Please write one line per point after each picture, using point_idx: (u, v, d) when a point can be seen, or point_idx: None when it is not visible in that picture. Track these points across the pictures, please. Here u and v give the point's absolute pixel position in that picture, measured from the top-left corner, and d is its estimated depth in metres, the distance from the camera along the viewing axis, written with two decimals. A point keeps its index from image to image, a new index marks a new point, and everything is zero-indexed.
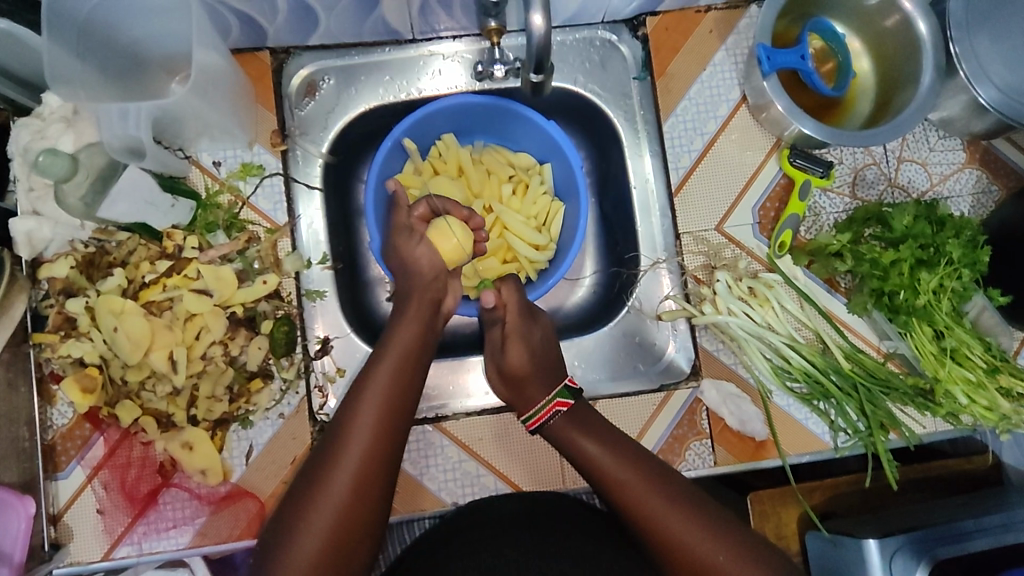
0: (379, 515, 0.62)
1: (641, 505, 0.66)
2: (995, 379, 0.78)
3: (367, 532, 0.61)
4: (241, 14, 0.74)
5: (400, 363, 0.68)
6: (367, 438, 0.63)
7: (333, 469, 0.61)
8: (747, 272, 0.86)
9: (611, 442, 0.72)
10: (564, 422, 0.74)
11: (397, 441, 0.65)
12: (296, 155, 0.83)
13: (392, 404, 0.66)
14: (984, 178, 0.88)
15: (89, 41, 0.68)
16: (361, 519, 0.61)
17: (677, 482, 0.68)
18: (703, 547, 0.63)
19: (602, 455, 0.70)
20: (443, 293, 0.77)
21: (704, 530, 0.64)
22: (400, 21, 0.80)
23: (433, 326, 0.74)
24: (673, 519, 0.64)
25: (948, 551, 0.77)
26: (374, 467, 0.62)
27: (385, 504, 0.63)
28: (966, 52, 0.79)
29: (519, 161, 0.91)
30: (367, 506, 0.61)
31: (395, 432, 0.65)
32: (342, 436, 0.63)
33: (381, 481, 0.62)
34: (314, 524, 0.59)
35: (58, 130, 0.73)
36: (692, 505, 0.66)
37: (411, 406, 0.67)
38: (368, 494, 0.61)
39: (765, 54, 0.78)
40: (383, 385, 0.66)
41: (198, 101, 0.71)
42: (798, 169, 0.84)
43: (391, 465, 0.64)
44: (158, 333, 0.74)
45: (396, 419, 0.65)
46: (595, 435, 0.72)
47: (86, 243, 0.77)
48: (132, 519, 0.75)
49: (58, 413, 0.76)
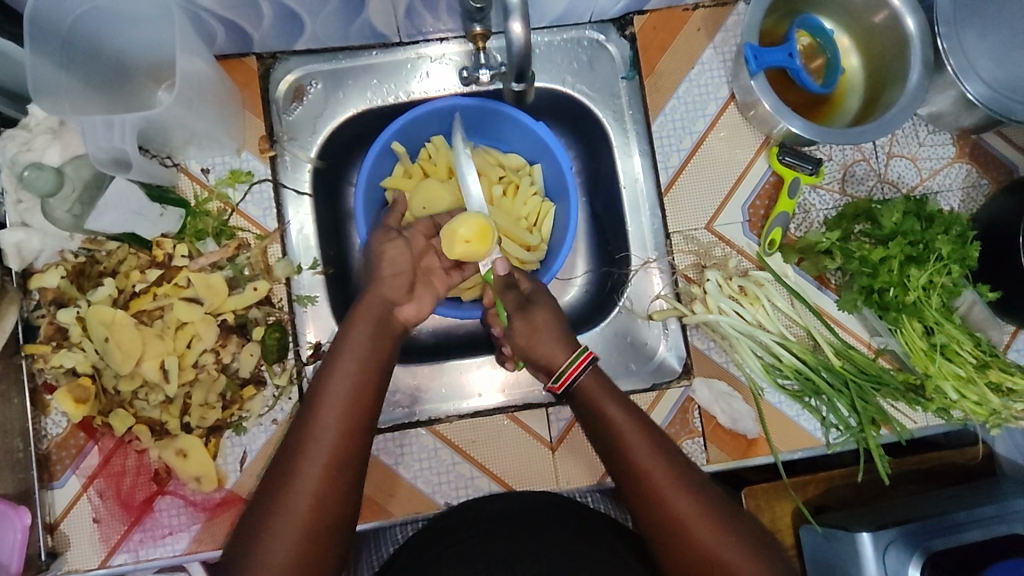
0: (349, 513, 0.60)
1: (656, 478, 0.65)
2: (984, 374, 0.79)
3: (335, 533, 0.59)
4: (226, 21, 0.74)
5: (364, 361, 0.66)
6: (334, 433, 0.61)
7: (301, 464, 0.59)
8: (738, 271, 0.86)
9: (633, 412, 0.70)
10: (592, 383, 0.72)
11: (364, 437, 0.63)
12: (285, 161, 0.83)
13: (358, 398, 0.64)
14: (974, 172, 0.88)
15: (74, 52, 0.68)
16: (332, 518, 0.59)
17: (690, 464, 0.68)
18: (706, 531, 0.62)
19: (626, 423, 0.69)
20: (400, 295, 0.73)
21: (710, 514, 0.63)
22: (386, 25, 0.80)
23: (393, 325, 0.71)
24: (684, 497, 0.64)
25: (942, 542, 0.77)
26: (342, 464, 0.60)
27: (354, 502, 0.61)
28: (954, 48, 0.78)
29: (508, 162, 0.91)
30: (338, 504, 0.59)
31: (363, 427, 0.63)
32: (312, 428, 0.61)
33: (348, 484, 0.60)
34: (285, 520, 0.57)
35: (45, 141, 0.73)
36: (702, 488, 0.65)
37: (375, 404, 0.65)
38: (339, 491, 0.59)
39: (753, 54, 0.78)
40: (349, 379, 0.64)
41: (184, 110, 0.71)
42: (787, 167, 0.84)
43: (359, 464, 0.62)
44: (149, 342, 0.74)
45: (364, 416, 0.63)
46: (619, 402, 0.71)
47: (76, 253, 0.77)
48: (128, 527, 0.76)
49: (53, 423, 0.77)
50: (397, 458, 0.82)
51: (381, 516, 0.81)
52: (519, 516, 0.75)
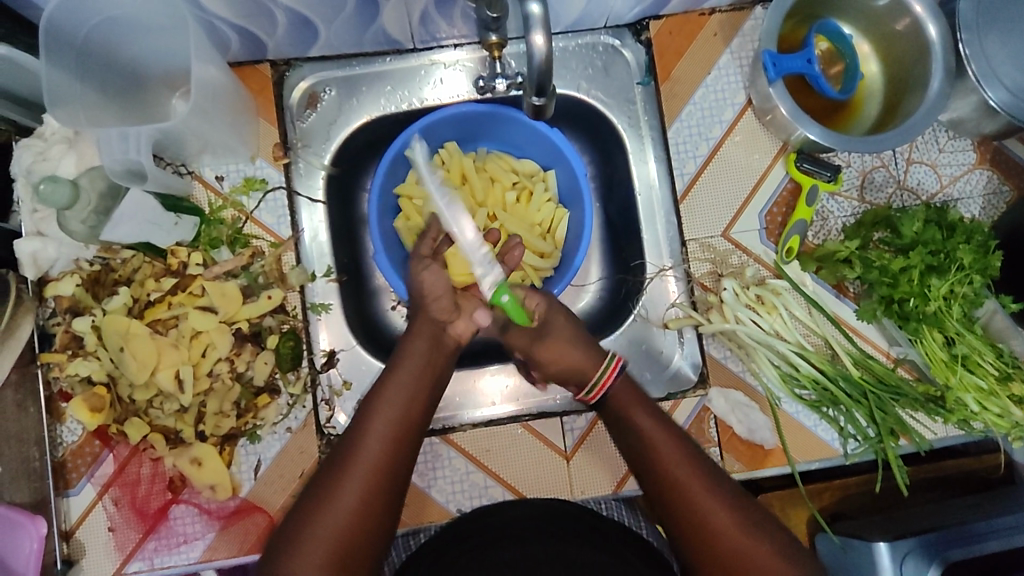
0: (385, 532, 0.63)
1: (685, 485, 0.64)
2: (1007, 386, 0.78)
3: (369, 548, 0.61)
4: (240, 29, 0.73)
5: (411, 382, 0.69)
6: (378, 450, 0.64)
7: (340, 481, 0.62)
8: (755, 279, 0.85)
9: (662, 418, 0.70)
10: (621, 391, 0.72)
11: (408, 458, 0.66)
12: (299, 168, 0.83)
13: (404, 420, 0.67)
14: (995, 179, 0.87)
15: (89, 61, 0.68)
16: (365, 534, 0.61)
17: (704, 455, 0.67)
18: (734, 538, 0.62)
19: (654, 429, 0.68)
20: (453, 315, 0.76)
21: (739, 519, 0.62)
22: (400, 32, 0.79)
23: (444, 348, 0.74)
24: (713, 505, 0.63)
25: (962, 552, 0.76)
26: (383, 479, 0.63)
27: (393, 521, 0.63)
28: (975, 54, 0.77)
29: (522, 168, 0.90)
30: (373, 522, 0.61)
31: (406, 448, 0.66)
32: (354, 446, 0.64)
33: (387, 500, 0.63)
34: (319, 534, 0.59)
35: (60, 151, 0.73)
36: (731, 494, 0.64)
37: (420, 425, 0.68)
38: (375, 509, 0.62)
39: (771, 61, 0.77)
40: (396, 399, 0.67)
41: (197, 120, 0.71)
42: (805, 174, 0.83)
43: (399, 481, 0.64)
44: (164, 352, 0.74)
45: (407, 435, 0.66)
46: (641, 406, 0.70)
47: (92, 262, 0.77)
48: (142, 535, 0.76)
49: (68, 430, 0.77)
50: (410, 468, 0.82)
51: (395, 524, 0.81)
52: (533, 525, 0.74)
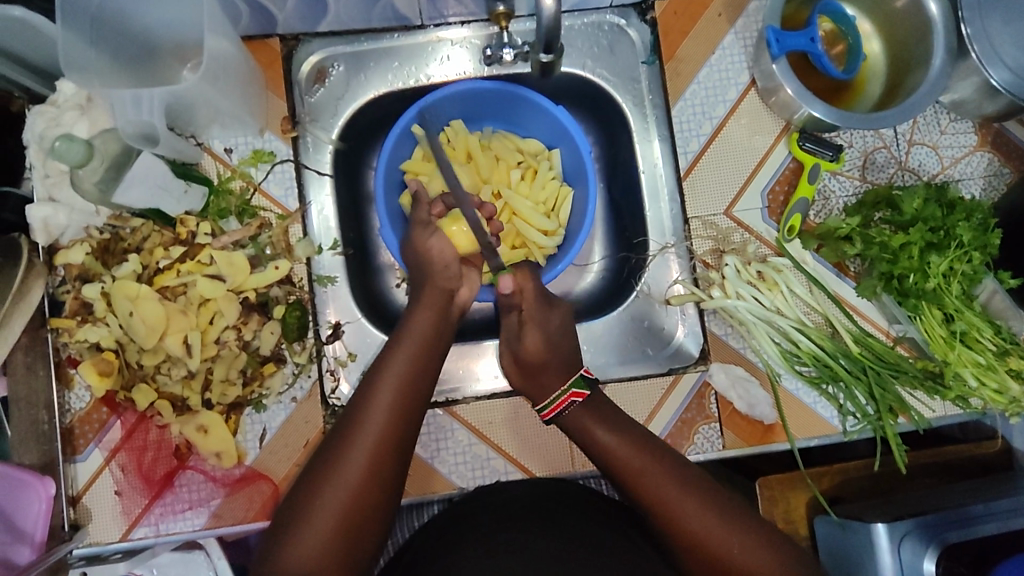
0: (390, 498, 0.64)
1: (657, 495, 0.66)
2: (1005, 361, 0.79)
3: (375, 513, 0.62)
4: (252, 1, 0.75)
5: (416, 350, 0.70)
6: (383, 420, 0.65)
7: (347, 452, 0.62)
8: (757, 256, 0.86)
9: (626, 432, 0.71)
10: (579, 412, 0.74)
11: (411, 429, 0.67)
12: (307, 142, 0.84)
13: (409, 388, 0.68)
14: (996, 162, 0.88)
15: (103, 29, 0.69)
16: (369, 503, 0.62)
17: (679, 462, 0.69)
18: (717, 536, 0.63)
19: (617, 445, 0.70)
20: (457, 282, 0.79)
21: (719, 519, 0.64)
22: (408, 8, 0.81)
23: (449, 318, 0.76)
24: (690, 509, 0.64)
25: (958, 535, 0.77)
26: (388, 444, 0.64)
27: (397, 487, 0.65)
28: (977, 34, 0.78)
29: (527, 147, 0.91)
30: (378, 490, 0.62)
31: (409, 419, 0.67)
32: (357, 419, 0.65)
33: (393, 465, 0.64)
34: (327, 504, 0.60)
35: (73, 117, 0.74)
36: (704, 492, 0.66)
37: (425, 393, 0.69)
38: (380, 478, 0.62)
39: (775, 37, 0.78)
40: (401, 369, 0.68)
41: (210, 88, 0.72)
42: (807, 153, 0.84)
43: (404, 447, 0.65)
44: (173, 317, 0.75)
45: (411, 403, 0.67)
46: (608, 425, 0.72)
47: (101, 230, 0.78)
48: (149, 501, 0.77)
49: (76, 397, 0.77)
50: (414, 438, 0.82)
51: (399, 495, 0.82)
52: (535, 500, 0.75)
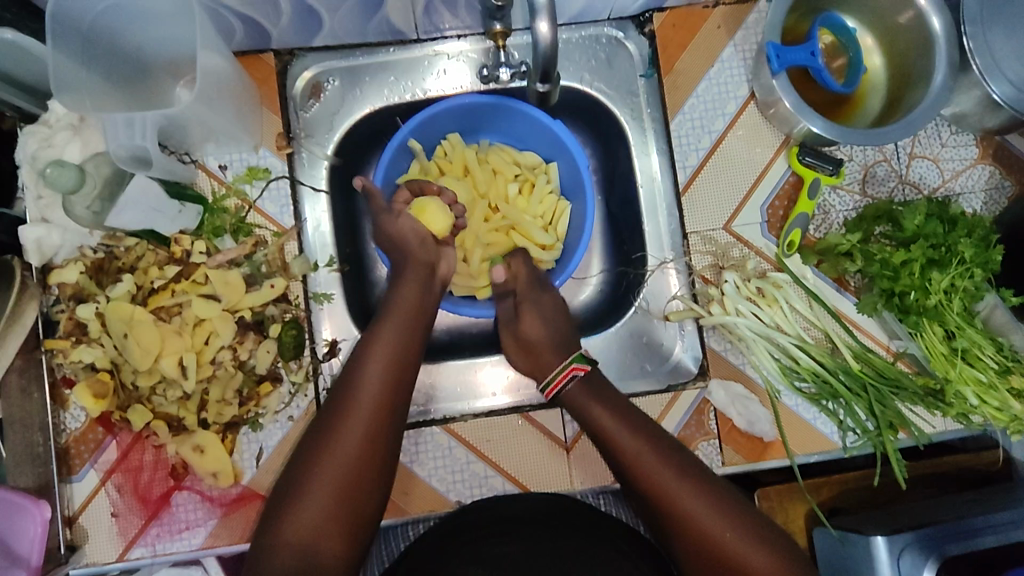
0: (386, 475, 0.65)
1: (652, 477, 0.66)
2: (1007, 379, 0.78)
3: (371, 492, 0.63)
4: (245, 18, 0.74)
5: (404, 321, 0.71)
6: (373, 398, 0.65)
7: (342, 426, 0.64)
8: (756, 272, 0.86)
9: (624, 413, 0.72)
10: (576, 391, 0.75)
11: (404, 407, 0.67)
12: (302, 158, 0.83)
13: (399, 361, 0.68)
14: (997, 174, 0.87)
15: (94, 49, 0.69)
16: (366, 479, 0.63)
17: (677, 448, 0.69)
18: (709, 523, 0.63)
19: (616, 426, 0.70)
20: (438, 257, 0.77)
21: (714, 506, 0.64)
22: (404, 22, 0.79)
23: (434, 290, 0.76)
24: (684, 494, 0.65)
25: (957, 547, 0.74)
26: (382, 419, 0.65)
27: (393, 464, 0.66)
28: (979, 48, 0.77)
29: (524, 160, 0.90)
30: (372, 467, 0.63)
31: (400, 396, 0.67)
32: (350, 397, 0.65)
33: (387, 442, 0.65)
34: (326, 480, 0.61)
35: (65, 138, 0.74)
36: (700, 480, 0.66)
37: (415, 363, 0.70)
38: (375, 457, 0.64)
39: (775, 52, 0.77)
40: (390, 339, 0.69)
41: (203, 108, 0.71)
42: (807, 167, 0.83)
43: (397, 423, 0.66)
44: (168, 339, 0.74)
45: (404, 373, 0.68)
46: (608, 405, 0.72)
47: (95, 249, 0.77)
48: (145, 522, 0.77)
49: (71, 417, 0.77)
50: (412, 455, 0.82)
51: (395, 512, 0.82)
52: (532, 515, 0.74)
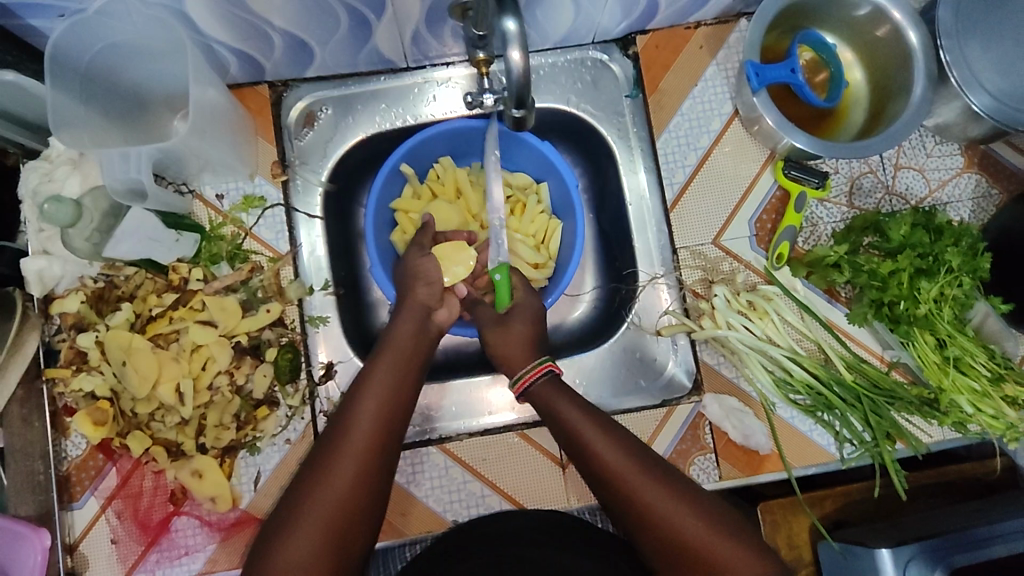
0: (377, 506, 0.65)
1: (624, 479, 0.62)
2: (999, 387, 0.78)
3: (363, 522, 0.63)
4: (238, 52, 0.76)
5: (393, 358, 0.71)
6: (372, 424, 0.66)
7: (336, 458, 0.64)
8: (746, 286, 0.87)
9: (592, 410, 0.68)
10: (545, 386, 0.71)
11: (397, 439, 0.68)
12: (297, 185, 0.85)
13: (394, 395, 0.69)
14: (984, 183, 0.88)
15: (92, 87, 0.71)
16: (359, 505, 0.63)
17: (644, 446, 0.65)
18: (685, 524, 0.59)
19: (581, 422, 0.66)
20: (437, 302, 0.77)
21: (684, 503, 0.60)
22: (393, 51, 0.81)
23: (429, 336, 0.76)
24: (652, 491, 0.61)
25: (963, 558, 0.73)
26: (376, 452, 0.65)
27: (383, 497, 0.66)
28: (956, 60, 0.78)
29: (516, 180, 0.91)
30: (367, 499, 0.63)
31: (396, 425, 0.68)
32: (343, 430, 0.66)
33: (381, 474, 0.65)
34: (316, 510, 0.61)
35: (66, 172, 0.76)
36: (670, 481, 0.62)
37: (411, 397, 0.71)
38: (369, 489, 0.64)
39: (754, 71, 0.78)
40: (385, 376, 0.69)
41: (197, 141, 0.73)
42: (792, 181, 0.84)
43: (389, 457, 0.67)
44: (165, 365, 0.76)
45: (399, 407, 0.69)
46: (572, 399, 0.69)
47: (95, 279, 0.79)
48: (144, 548, 0.77)
49: (72, 445, 0.78)
50: (408, 476, 0.83)
51: (392, 534, 0.82)
52: (528, 532, 0.74)
